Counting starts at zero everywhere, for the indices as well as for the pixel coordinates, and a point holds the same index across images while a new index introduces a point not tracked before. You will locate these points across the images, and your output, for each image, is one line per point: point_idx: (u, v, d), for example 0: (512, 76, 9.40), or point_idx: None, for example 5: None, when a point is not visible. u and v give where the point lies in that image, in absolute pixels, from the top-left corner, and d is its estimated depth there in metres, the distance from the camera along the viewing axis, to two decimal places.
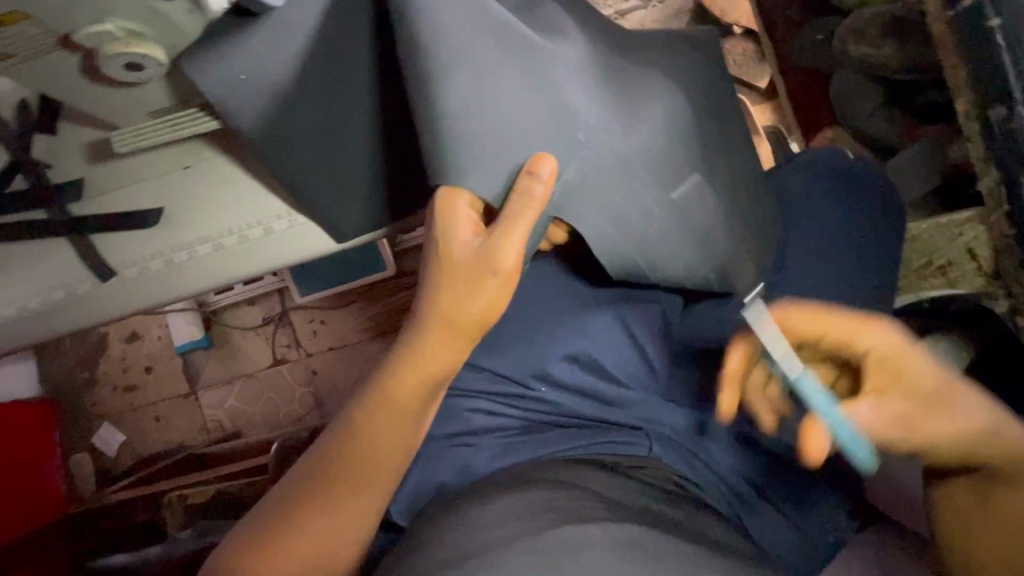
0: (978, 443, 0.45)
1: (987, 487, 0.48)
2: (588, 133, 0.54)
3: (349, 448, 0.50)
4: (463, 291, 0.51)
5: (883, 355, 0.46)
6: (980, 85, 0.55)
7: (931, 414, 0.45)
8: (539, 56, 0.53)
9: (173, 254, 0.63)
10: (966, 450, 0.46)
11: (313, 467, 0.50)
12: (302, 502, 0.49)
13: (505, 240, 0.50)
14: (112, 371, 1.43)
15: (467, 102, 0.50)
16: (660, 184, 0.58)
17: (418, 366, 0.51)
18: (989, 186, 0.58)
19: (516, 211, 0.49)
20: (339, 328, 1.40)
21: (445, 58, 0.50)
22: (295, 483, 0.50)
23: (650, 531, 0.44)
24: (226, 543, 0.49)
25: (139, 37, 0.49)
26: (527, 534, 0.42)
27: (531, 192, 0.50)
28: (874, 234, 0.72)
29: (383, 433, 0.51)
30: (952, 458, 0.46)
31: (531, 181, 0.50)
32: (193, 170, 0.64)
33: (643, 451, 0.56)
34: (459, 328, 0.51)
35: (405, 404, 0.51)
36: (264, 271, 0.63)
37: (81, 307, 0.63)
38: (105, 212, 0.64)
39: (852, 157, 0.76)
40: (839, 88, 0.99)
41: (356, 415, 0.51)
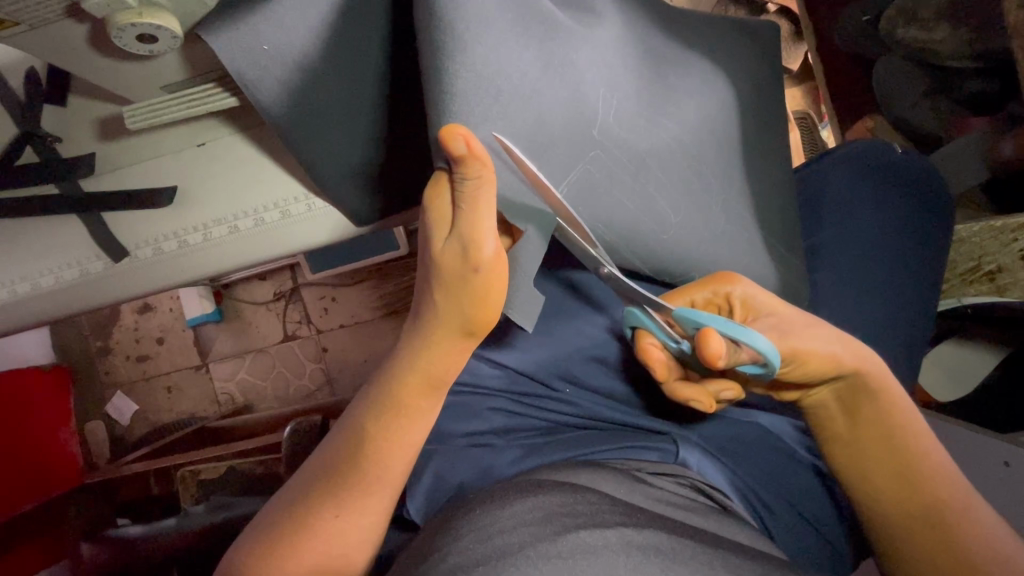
0: (842, 354, 0.46)
1: (881, 436, 0.48)
2: (612, 129, 0.53)
3: (345, 462, 0.46)
4: (450, 292, 0.41)
5: (750, 295, 0.48)
6: None
7: (795, 329, 0.46)
8: (563, 40, 0.50)
9: (186, 235, 0.61)
10: (832, 360, 0.46)
11: (312, 478, 0.47)
12: (295, 513, 0.46)
13: (474, 238, 0.38)
14: (124, 341, 1.43)
15: (486, 81, 0.45)
16: (681, 183, 0.57)
17: (412, 381, 0.45)
18: None
19: (470, 203, 0.37)
20: (351, 306, 1.39)
21: (468, 27, 0.44)
22: (294, 492, 0.47)
23: (679, 540, 0.40)
24: (237, 543, 0.48)
25: (153, 6, 0.45)
26: (544, 539, 0.38)
27: (470, 174, 0.36)
28: (917, 233, 0.68)
29: (381, 442, 0.46)
30: (823, 373, 0.46)
31: (462, 162, 0.36)
32: (207, 148, 0.61)
33: (669, 457, 0.53)
34: (452, 336, 0.43)
35: (396, 419, 0.46)
36: (280, 255, 0.61)
37: (93, 286, 0.61)
38: (116, 189, 0.61)
39: (900, 150, 0.71)
40: (882, 72, 0.94)
41: (350, 434, 0.47)
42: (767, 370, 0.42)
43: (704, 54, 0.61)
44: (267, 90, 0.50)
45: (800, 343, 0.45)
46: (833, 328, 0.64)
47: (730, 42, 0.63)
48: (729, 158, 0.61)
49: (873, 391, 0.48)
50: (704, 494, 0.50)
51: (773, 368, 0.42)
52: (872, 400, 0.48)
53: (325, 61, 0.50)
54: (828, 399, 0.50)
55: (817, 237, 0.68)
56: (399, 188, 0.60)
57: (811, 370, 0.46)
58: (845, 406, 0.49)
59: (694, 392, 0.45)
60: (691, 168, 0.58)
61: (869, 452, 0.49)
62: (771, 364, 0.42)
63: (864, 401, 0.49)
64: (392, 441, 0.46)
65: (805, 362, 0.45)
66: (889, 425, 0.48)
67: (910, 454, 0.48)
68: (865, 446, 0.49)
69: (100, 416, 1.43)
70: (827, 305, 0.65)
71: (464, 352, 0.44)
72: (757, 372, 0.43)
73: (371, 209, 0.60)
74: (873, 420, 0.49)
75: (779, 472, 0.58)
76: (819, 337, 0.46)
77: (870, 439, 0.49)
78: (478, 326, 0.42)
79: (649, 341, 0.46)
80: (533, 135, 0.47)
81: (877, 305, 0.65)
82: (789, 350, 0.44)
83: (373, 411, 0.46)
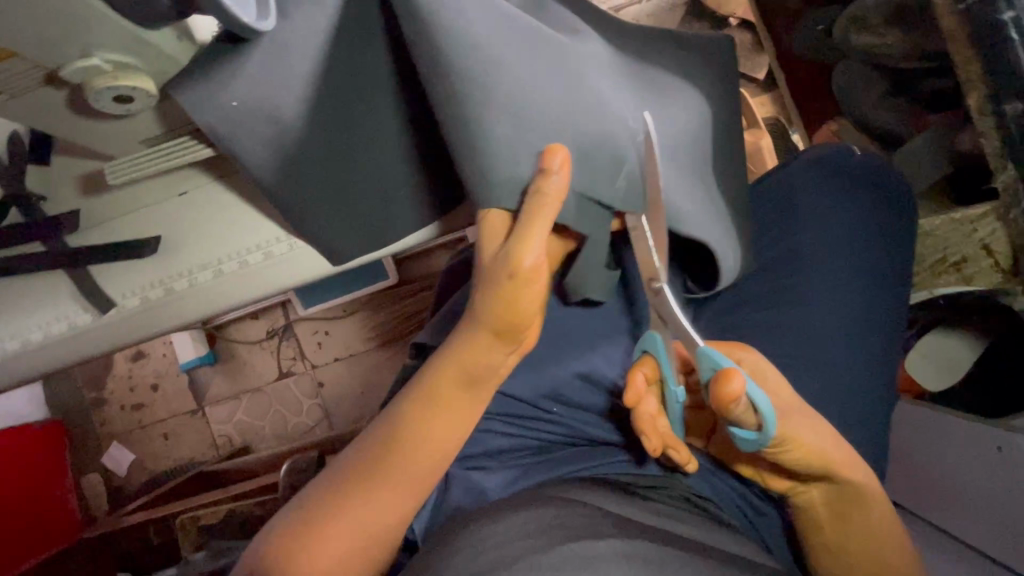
0: (829, 451, 0.46)
1: (861, 537, 0.49)
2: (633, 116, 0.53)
3: (384, 455, 0.47)
4: (494, 295, 0.43)
5: (758, 369, 0.46)
6: (992, 78, 0.48)
7: (791, 418, 0.45)
8: (567, 55, 0.52)
9: (173, 281, 0.62)
10: (814, 458, 0.45)
11: (349, 468, 0.49)
12: (327, 500, 0.47)
13: (519, 248, 0.41)
14: (119, 390, 1.42)
15: (514, 109, 0.47)
16: (702, 171, 0.60)
17: (457, 385, 0.47)
18: (1005, 182, 0.51)
19: (529, 214, 0.42)
20: (345, 339, 1.39)
21: (481, 64, 0.46)
22: (330, 482, 0.48)
23: (672, 550, 0.42)
24: (271, 523, 0.49)
25: (130, 69, 0.47)
26: (536, 551, 0.40)
27: (547, 188, 0.43)
28: (883, 232, 0.70)
29: (424, 437, 0.47)
30: (814, 460, 0.46)
31: (547, 177, 0.42)
32: (188, 198, 0.63)
33: (659, 471, 0.54)
34: (487, 336, 0.44)
35: (439, 417, 0.47)
36: (266, 295, 0.62)
37: (83, 338, 0.62)
38: (100, 242, 0.63)
39: (859, 153, 0.73)
40: (842, 79, 0.99)
41: (390, 432, 0.48)
42: (758, 438, 0.43)
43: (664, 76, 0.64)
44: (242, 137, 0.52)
45: (796, 439, 0.44)
46: (812, 327, 0.65)
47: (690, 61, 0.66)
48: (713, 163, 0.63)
49: (860, 500, 0.48)
50: (692, 503, 0.51)
51: (763, 442, 0.42)
52: (859, 509, 0.49)
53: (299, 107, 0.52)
54: (817, 500, 0.49)
55: (791, 240, 0.70)
56: None
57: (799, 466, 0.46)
58: (832, 510, 0.49)
59: (651, 428, 0.47)
60: (704, 157, 0.61)
61: (844, 549, 0.50)
62: (766, 429, 0.42)
63: (851, 507, 0.49)
64: (431, 437, 0.47)
65: (794, 450, 0.45)
66: (870, 530, 0.49)
67: (881, 549, 0.50)
68: (840, 543, 0.50)
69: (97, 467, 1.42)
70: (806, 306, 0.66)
71: (502, 354, 0.46)
72: (745, 439, 0.43)
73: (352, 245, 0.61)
74: (856, 526, 0.49)
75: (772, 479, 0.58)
76: (812, 433, 0.45)
77: (851, 539, 0.50)
78: (514, 331, 0.44)
79: (643, 368, 0.48)
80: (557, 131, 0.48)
81: (852, 305, 0.67)
82: (785, 435, 0.44)
83: (419, 409, 0.47)
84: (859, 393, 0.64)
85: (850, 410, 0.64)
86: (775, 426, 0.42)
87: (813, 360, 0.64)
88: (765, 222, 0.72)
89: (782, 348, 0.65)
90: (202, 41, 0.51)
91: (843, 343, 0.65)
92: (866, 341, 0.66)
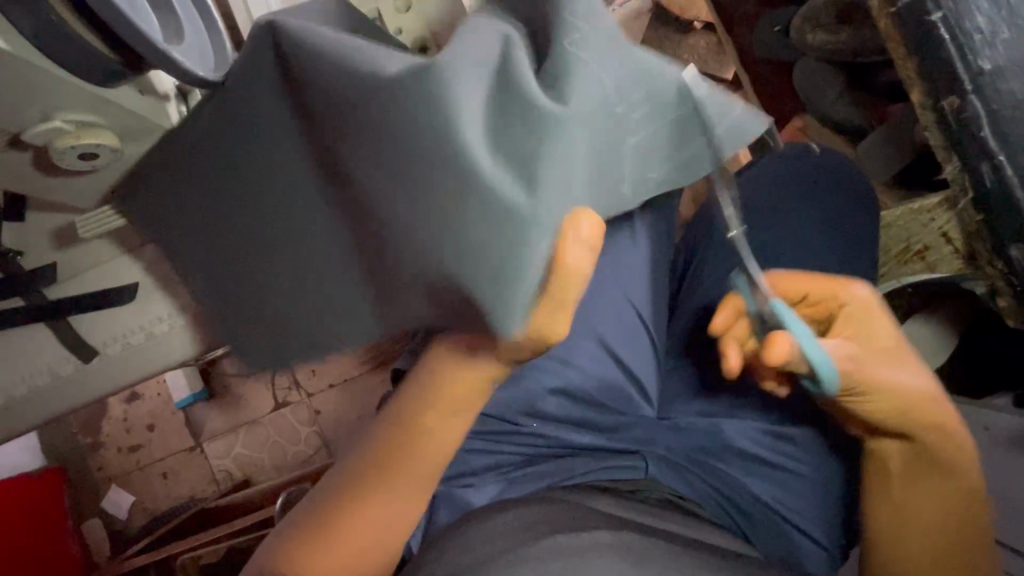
0: (918, 401, 0.49)
1: (935, 502, 0.50)
2: (620, 100, 0.48)
3: (383, 457, 0.45)
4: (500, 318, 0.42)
5: (862, 310, 0.51)
6: (929, 76, 0.49)
7: (875, 359, 0.49)
8: (452, 92, 0.43)
9: (152, 326, 0.63)
10: (896, 407, 0.48)
11: (351, 473, 0.46)
12: (327, 508, 0.45)
13: (526, 278, 0.41)
14: (115, 433, 1.42)
15: (449, 230, 0.43)
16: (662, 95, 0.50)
17: (464, 396, 0.44)
18: (953, 172, 0.52)
19: (542, 254, 0.40)
20: (339, 365, 1.40)
21: (397, 189, 0.44)
22: (330, 486, 0.46)
23: (652, 542, 0.44)
24: (276, 532, 0.47)
25: (91, 127, 0.49)
26: (518, 545, 0.42)
27: (578, 257, 0.40)
28: (848, 224, 0.71)
29: (428, 440, 0.45)
30: (897, 408, 0.48)
31: (577, 242, 0.40)
32: (164, 242, 0.62)
33: (640, 474, 0.55)
34: (509, 367, 0.44)
35: (441, 421, 0.45)
36: (246, 330, 0.65)
37: (70, 387, 0.63)
38: (82, 294, 0.62)
39: (817, 150, 0.75)
40: (801, 77, 0.99)
41: (388, 438, 0.45)
42: (816, 388, 0.47)
43: None
44: None
45: (882, 378, 0.48)
46: None
47: None
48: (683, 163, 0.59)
49: (937, 456, 0.50)
50: (674, 504, 0.53)
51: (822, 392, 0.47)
52: (938, 467, 0.50)
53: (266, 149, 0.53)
54: (892, 451, 0.51)
55: (760, 238, 0.71)
56: None
57: (879, 409, 0.48)
58: (908, 467, 0.51)
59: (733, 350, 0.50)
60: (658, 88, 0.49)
61: (911, 517, 0.51)
62: (825, 384, 0.46)
63: (926, 465, 0.50)
64: (433, 443, 0.45)
65: (876, 395, 0.48)
66: (943, 496, 0.50)
67: (953, 522, 0.50)
68: (910, 505, 0.51)
69: (97, 513, 1.41)
70: None
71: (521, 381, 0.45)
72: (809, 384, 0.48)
73: None
74: (931, 487, 0.50)
75: (759, 475, 0.58)
76: (901, 380, 0.48)
77: (924, 504, 0.50)
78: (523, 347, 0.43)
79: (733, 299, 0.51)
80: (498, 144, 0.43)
81: None
82: (866, 380, 0.47)
83: (413, 406, 0.45)
84: None
85: None
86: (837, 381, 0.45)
87: None
88: None
89: None
90: (165, 125, 0.54)
91: None
92: None
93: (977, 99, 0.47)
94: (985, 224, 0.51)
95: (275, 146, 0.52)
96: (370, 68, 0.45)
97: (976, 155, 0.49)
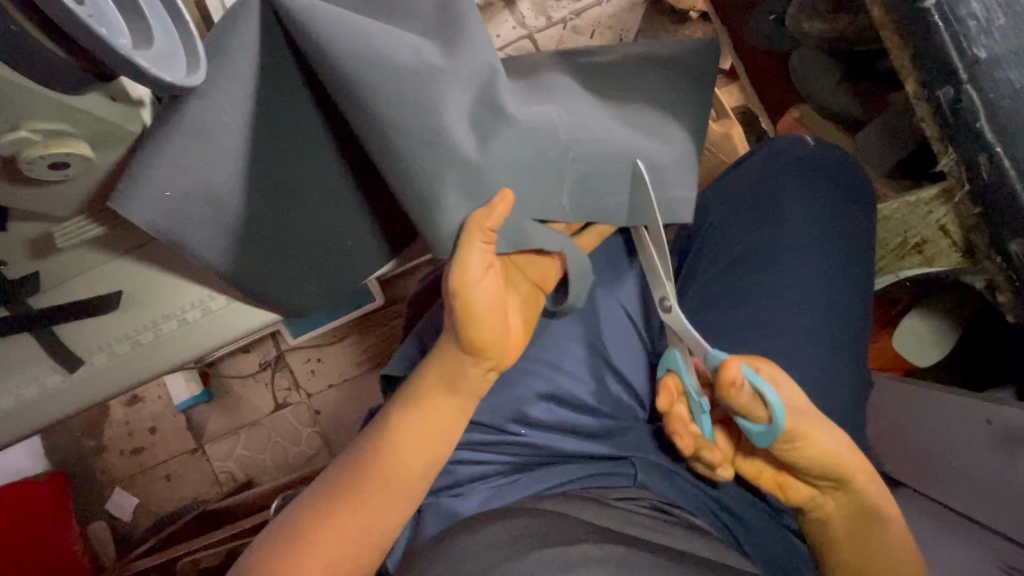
0: (844, 457, 0.47)
1: (870, 544, 0.51)
2: (576, 122, 0.57)
3: (364, 458, 0.50)
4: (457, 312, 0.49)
5: (773, 375, 0.48)
6: (924, 65, 0.48)
7: (806, 419, 0.47)
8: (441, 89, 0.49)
9: (139, 334, 0.62)
10: (826, 462, 0.47)
11: (336, 476, 0.51)
12: (308, 516, 0.48)
13: (471, 267, 0.47)
14: (117, 437, 1.42)
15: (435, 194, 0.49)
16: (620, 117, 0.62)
17: (435, 394, 0.51)
18: (949, 164, 0.51)
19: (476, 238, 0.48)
20: (338, 365, 1.40)
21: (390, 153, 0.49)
22: (315, 492, 0.50)
23: (638, 554, 0.45)
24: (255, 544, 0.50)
25: (60, 137, 0.47)
26: (506, 560, 0.43)
27: (492, 219, 0.48)
28: (846, 219, 0.70)
29: (403, 437, 0.50)
30: (826, 462, 0.47)
31: (496, 207, 0.48)
32: (149, 248, 0.62)
33: (629, 481, 0.54)
34: (457, 350, 0.50)
35: (417, 419, 0.50)
36: (230, 339, 0.64)
37: (60, 396, 0.63)
38: (67, 302, 0.62)
39: (813, 142, 0.73)
40: (799, 68, 0.97)
41: (369, 441, 0.51)
42: (771, 430, 0.45)
43: (602, 87, 0.65)
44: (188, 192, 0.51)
45: (812, 436, 0.46)
46: (787, 321, 0.65)
47: (647, 74, 0.66)
48: (681, 163, 0.61)
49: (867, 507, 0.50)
50: (663, 512, 0.52)
51: (774, 434, 0.45)
52: (870, 517, 0.50)
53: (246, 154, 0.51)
54: (831, 509, 0.51)
55: (756, 233, 0.70)
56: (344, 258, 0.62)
57: (810, 465, 0.47)
58: (847, 521, 0.51)
59: (680, 429, 0.50)
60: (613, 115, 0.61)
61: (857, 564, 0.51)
62: (777, 421, 0.44)
63: (860, 514, 0.50)
64: (410, 441, 0.50)
65: (807, 453, 0.46)
66: (877, 541, 0.51)
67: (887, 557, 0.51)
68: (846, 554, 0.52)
69: (102, 516, 1.41)
70: (780, 300, 0.66)
71: (472, 367, 0.50)
72: (763, 430, 0.46)
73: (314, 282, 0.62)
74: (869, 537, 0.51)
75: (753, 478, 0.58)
76: (829, 437, 0.47)
77: (861, 548, 0.51)
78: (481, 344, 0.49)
79: (672, 381, 0.52)
80: (491, 139, 0.51)
81: (823, 293, 0.67)
82: (801, 433, 0.45)
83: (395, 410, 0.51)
84: (835, 387, 0.64)
85: (828, 402, 0.64)
86: (785, 417, 0.44)
87: (789, 355, 0.64)
88: (726, 219, 0.73)
89: (758, 345, 0.65)
90: (134, 130, 0.51)
91: (817, 336, 0.65)
92: (840, 330, 0.66)
93: (972, 89, 0.45)
94: (983, 217, 0.51)
95: (256, 152, 0.51)
96: (366, 52, 0.46)
97: (973, 147, 0.47)
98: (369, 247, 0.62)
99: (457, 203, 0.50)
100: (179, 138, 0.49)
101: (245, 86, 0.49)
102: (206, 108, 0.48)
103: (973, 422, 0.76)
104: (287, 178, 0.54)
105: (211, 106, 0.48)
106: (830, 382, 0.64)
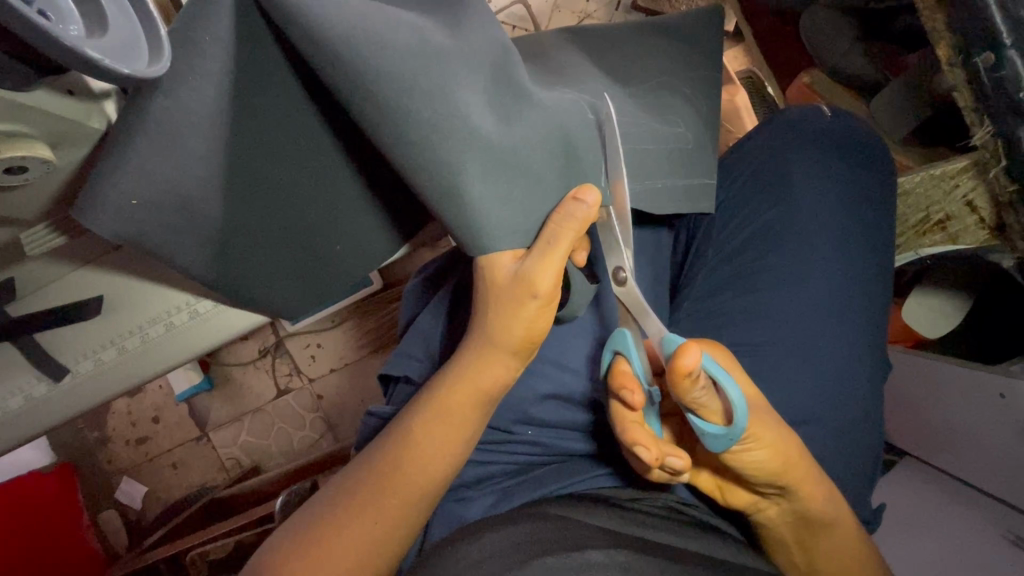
0: (788, 455, 0.45)
1: (815, 528, 0.50)
2: (600, 103, 0.52)
3: (389, 463, 0.47)
4: (502, 313, 0.44)
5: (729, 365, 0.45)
6: (961, 32, 0.45)
7: (756, 414, 0.44)
8: (451, 64, 0.43)
9: (125, 339, 0.60)
10: (770, 469, 0.45)
11: (356, 478, 0.48)
12: (331, 517, 0.47)
13: (535, 269, 0.43)
14: (121, 426, 1.41)
15: (455, 179, 0.43)
16: (637, 92, 0.58)
17: (471, 400, 0.47)
18: (983, 139, 0.48)
19: (552, 240, 0.43)
20: (338, 350, 1.38)
21: (393, 128, 0.42)
22: (340, 493, 0.48)
23: (646, 559, 0.43)
24: (271, 542, 0.49)
25: (12, 137, 0.43)
26: (511, 568, 0.41)
27: (573, 218, 0.43)
28: (862, 193, 0.66)
29: (432, 441, 0.47)
30: (772, 471, 0.45)
31: (578, 206, 0.43)
32: (124, 251, 0.58)
33: (642, 484, 0.54)
34: (495, 352, 0.46)
35: (447, 422, 0.47)
36: (222, 340, 0.62)
37: (53, 403, 0.60)
38: (44, 308, 0.58)
39: (829, 113, 0.69)
40: (812, 28, 0.91)
41: (396, 443, 0.48)
42: (727, 432, 0.42)
43: (603, 66, 0.60)
44: (161, 192, 0.47)
45: (760, 433, 0.43)
46: (803, 303, 0.63)
47: (655, 47, 0.62)
48: (693, 145, 0.57)
49: (812, 501, 0.48)
50: (676, 511, 0.53)
51: (731, 437, 0.41)
52: (815, 509, 0.48)
53: (223, 147, 0.47)
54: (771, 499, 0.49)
55: (773, 211, 0.66)
56: (340, 255, 0.58)
57: (756, 461, 0.44)
58: (788, 510, 0.49)
59: (645, 438, 0.43)
60: (632, 93, 0.58)
61: (796, 539, 0.52)
62: (736, 421, 0.41)
63: (803, 506, 0.48)
64: (438, 446, 0.47)
65: (754, 451, 0.44)
66: (820, 529, 0.50)
67: (832, 540, 0.51)
68: (783, 533, 0.52)
69: (111, 504, 1.41)
70: (796, 282, 0.63)
71: (511, 368, 0.47)
72: (718, 430, 0.42)
73: (303, 282, 0.59)
74: (812, 524, 0.50)
75: None
76: (776, 430, 0.44)
77: (802, 530, 0.51)
78: (523, 344, 0.45)
79: (624, 368, 0.47)
80: (513, 122, 0.46)
81: (841, 272, 0.64)
82: (750, 432, 0.43)
83: (424, 412, 0.48)
84: (852, 369, 0.62)
85: (845, 384, 0.62)
86: (745, 419, 0.41)
87: (806, 338, 0.62)
88: (738, 196, 0.68)
89: (778, 328, 0.62)
90: (96, 128, 0.47)
91: (834, 317, 0.63)
92: (858, 308, 0.64)
93: (1017, 56, 0.42)
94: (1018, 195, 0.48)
95: (235, 146, 0.47)
96: (361, 13, 0.41)
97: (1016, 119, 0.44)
98: (361, 242, 0.58)
99: (487, 194, 0.44)
100: (146, 142, 0.45)
101: (216, 74, 0.44)
102: (173, 109, 0.44)
103: (985, 396, 0.73)
104: (270, 176, 0.50)
105: (178, 106, 0.44)
106: (848, 364, 0.62)
